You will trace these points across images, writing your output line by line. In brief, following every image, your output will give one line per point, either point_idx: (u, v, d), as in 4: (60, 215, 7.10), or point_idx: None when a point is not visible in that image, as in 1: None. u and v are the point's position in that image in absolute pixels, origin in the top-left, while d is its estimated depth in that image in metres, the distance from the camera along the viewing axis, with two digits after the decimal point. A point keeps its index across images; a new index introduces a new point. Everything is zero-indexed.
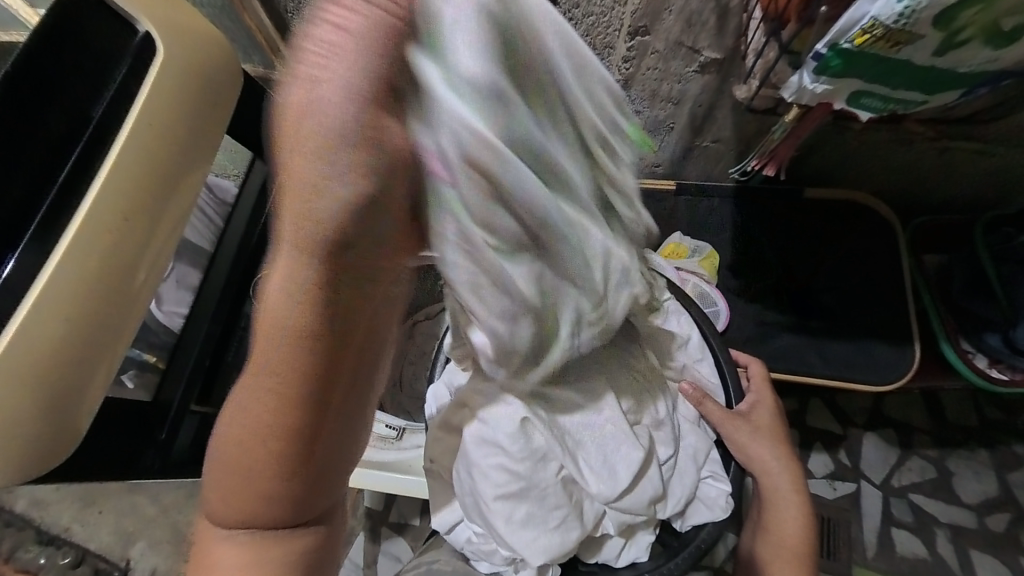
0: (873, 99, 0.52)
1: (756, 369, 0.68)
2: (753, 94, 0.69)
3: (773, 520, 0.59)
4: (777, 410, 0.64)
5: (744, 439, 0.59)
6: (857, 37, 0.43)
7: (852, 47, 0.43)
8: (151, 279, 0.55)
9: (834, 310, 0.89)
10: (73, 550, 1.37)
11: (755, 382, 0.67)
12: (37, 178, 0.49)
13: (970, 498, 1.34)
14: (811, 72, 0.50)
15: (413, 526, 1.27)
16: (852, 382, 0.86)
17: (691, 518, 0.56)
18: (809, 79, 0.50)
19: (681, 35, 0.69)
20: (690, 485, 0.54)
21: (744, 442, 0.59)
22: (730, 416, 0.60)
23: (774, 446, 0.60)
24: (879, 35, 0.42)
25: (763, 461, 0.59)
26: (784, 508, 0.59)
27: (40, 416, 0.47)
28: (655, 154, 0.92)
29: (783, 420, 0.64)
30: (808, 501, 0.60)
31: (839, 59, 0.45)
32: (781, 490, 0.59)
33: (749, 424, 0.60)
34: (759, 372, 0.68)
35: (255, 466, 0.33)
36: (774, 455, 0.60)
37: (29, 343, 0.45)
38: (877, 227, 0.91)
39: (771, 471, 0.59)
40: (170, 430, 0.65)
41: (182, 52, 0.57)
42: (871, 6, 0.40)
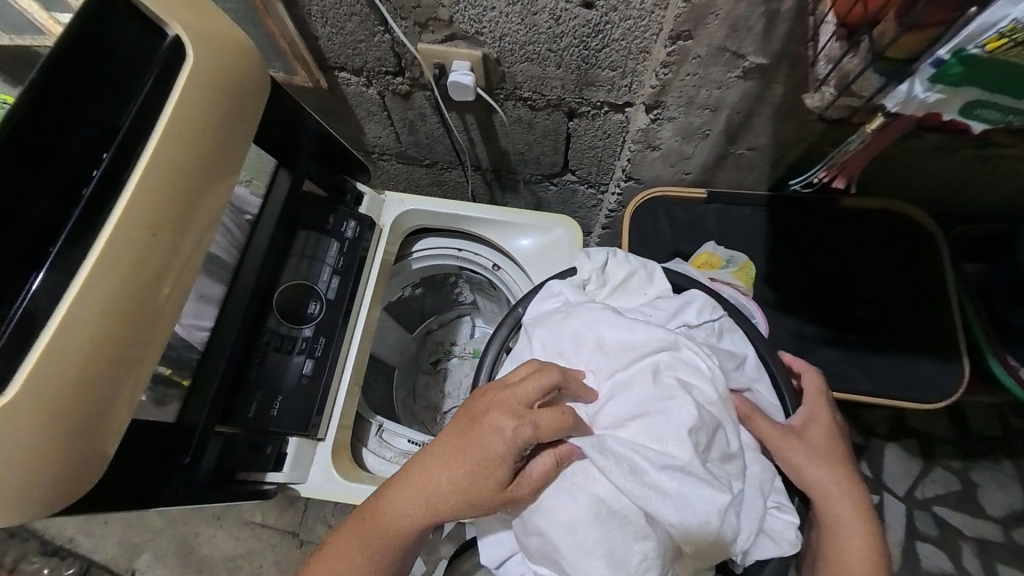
0: (989, 111, 0.45)
1: (811, 381, 0.63)
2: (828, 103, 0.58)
3: (832, 548, 0.54)
4: (834, 425, 0.60)
5: (800, 461, 0.55)
6: (990, 42, 0.38)
7: (982, 53, 0.39)
8: (175, 296, 0.52)
9: (871, 325, 0.86)
10: (78, 562, 1.35)
11: (810, 395, 0.62)
12: (58, 194, 0.47)
13: (996, 511, 1.30)
14: (923, 80, 0.44)
15: (426, 539, 1.23)
16: (895, 400, 0.84)
17: (754, 553, 0.53)
18: (919, 88, 0.45)
19: (725, 41, 0.65)
20: (756, 517, 0.52)
21: (800, 464, 0.55)
22: (782, 434, 0.56)
23: (832, 466, 0.56)
24: (1021, 40, 0.37)
25: (819, 482, 0.55)
26: (846, 536, 0.54)
27: (61, 446, 0.44)
28: (687, 162, 0.90)
29: (841, 437, 0.60)
30: (877, 528, 0.55)
31: (961, 66, 0.40)
32: (843, 515, 0.54)
33: (804, 445, 0.56)
34: (814, 384, 0.62)
35: None
36: (832, 476, 0.56)
37: (51, 370, 0.43)
38: (917, 240, 0.89)
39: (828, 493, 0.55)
40: (194, 455, 0.61)
41: (212, 59, 0.56)
42: (1016, 7, 0.35)
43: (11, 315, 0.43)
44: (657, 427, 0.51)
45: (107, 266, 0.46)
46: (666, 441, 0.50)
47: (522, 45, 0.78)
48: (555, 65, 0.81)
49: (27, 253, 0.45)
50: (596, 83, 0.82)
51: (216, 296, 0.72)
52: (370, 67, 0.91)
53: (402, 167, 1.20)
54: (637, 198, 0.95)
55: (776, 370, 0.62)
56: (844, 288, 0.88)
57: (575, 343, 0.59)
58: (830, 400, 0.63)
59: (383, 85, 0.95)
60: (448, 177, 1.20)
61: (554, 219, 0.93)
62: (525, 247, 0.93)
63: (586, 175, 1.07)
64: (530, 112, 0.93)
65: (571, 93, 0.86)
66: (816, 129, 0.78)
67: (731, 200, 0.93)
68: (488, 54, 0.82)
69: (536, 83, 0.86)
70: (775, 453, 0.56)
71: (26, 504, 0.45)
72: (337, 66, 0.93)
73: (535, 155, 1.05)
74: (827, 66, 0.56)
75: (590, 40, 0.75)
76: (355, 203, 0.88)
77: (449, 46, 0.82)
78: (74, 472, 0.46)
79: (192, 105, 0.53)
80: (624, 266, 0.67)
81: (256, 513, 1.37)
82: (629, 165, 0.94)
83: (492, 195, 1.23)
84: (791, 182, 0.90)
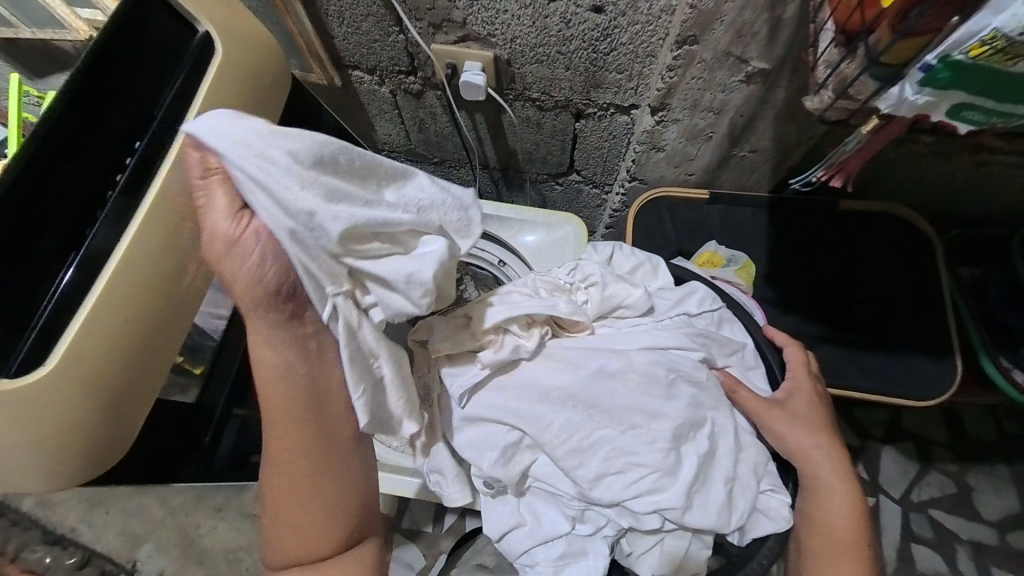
0: (974, 112, 0.47)
1: (793, 354, 0.64)
2: (827, 106, 0.60)
3: (817, 514, 0.54)
4: (817, 394, 0.62)
5: (782, 429, 0.58)
6: (973, 49, 0.40)
7: (966, 58, 0.41)
8: (199, 281, 0.54)
9: (869, 324, 0.89)
10: (81, 551, 1.36)
11: (794, 369, 0.63)
12: (95, 184, 0.50)
13: (990, 514, 1.32)
14: (913, 83, 0.47)
15: (426, 533, 1.24)
16: (891, 397, 0.86)
17: (753, 532, 0.55)
18: (910, 91, 0.47)
19: (730, 46, 0.68)
20: (750, 501, 0.54)
21: (782, 432, 0.57)
22: (765, 406, 0.59)
23: (815, 433, 0.58)
24: (1000, 47, 0.39)
25: (801, 447, 0.57)
26: (832, 505, 0.54)
27: (90, 420, 0.46)
28: (691, 163, 0.92)
29: (825, 406, 0.61)
30: (863, 496, 0.56)
31: (948, 71, 0.43)
32: (825, 479, 0.55)
33: (787, 415, 0.58)
34: (797, 357, 0.64)
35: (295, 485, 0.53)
36: (815, 442, 0.57)
37: (88, 347, 0.45)
38: (914, 242, 0.91)
39: (810, 458, 0.56)
40: (213, 435, 0.65)
41: (238, 55, 0.58)
42: (995, 18, 0.38)
43: (50, 293, 0.46)
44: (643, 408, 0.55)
45: (138, 249, 0.48)
46: (654, 408, 0.55)
47: (532, 47, 0.81)
48: (564, 67, 0.83)
49: (70, 234, 0.48)
50: (604, 85, 0.85)
51: None
52: (384, 66, 0.94)
53: (410, 165, 1.22)
54: (641, 198, 0.97)
55: (762, 348, 0.66)
56: (843, 289, 0.90)
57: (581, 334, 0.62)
58: (815, 375, 0.64)
59: (396, 84, 0.97)
60: (456, 175, 1.22)
61: (561, 217, 0.96)
62: (530, 243, 0.96)
63: (591, 175, 1.09)
64: (538, 112, 0.96)
65: (579, 94, 0.88)
66: (815, 133, 0.81)
67: (734, 201, 0.95)
68: (499, 55, 0.85)
69: (545, 84, 0.88)
70: (759, 423, 0.59)
71: (63, 473, 0.47)
72: (350, 65, 0.95)
73: (542, 154, 1.07)
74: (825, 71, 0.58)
75: (599, 44, 0.77)
76: None
77: (462, 46, 0.84)
78: (102, 446, 0.48)
79: (221, 99, 0.56)
80: (628, 256, 0.70)
81: (258, 505, 1.39)
82: (634, 165, 0.96)
83: (499, 194, 1.25)
84: (790, 183, 0.92)
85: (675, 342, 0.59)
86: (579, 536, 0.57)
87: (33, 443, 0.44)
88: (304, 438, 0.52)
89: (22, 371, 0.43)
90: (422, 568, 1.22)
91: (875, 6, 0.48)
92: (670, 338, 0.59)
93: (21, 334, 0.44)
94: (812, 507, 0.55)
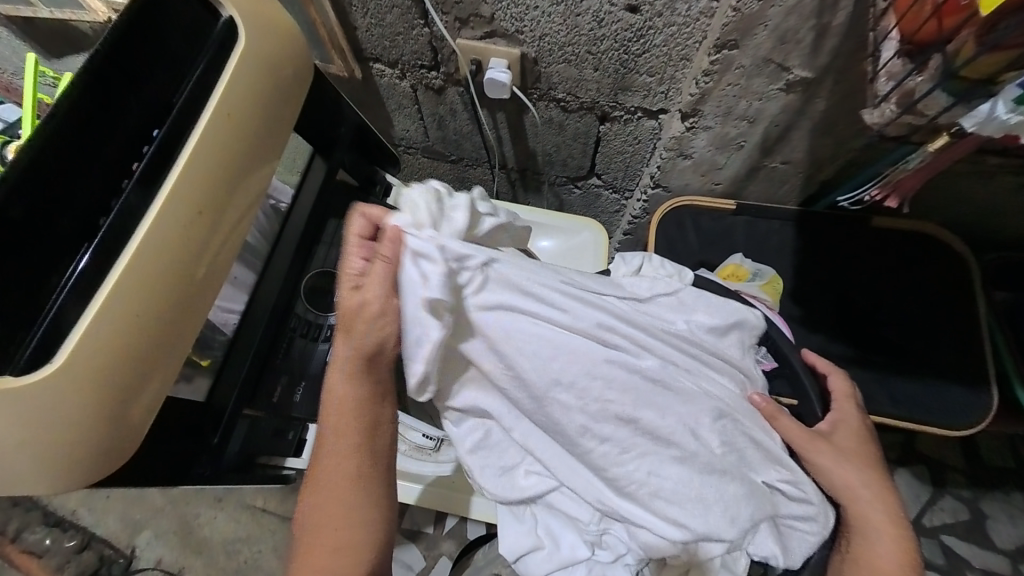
0: None
1: (839, 385, 0.65)
2: (887, 120, 0.57)
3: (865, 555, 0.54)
4: (864, 429, 0.61)
5: (829, 465, 0.57)
6: None
7: None
8: (213, 276, 0.52)
9: (897, 346, 0.86)
10: (80, 535, 1.35)
11: (839, 399, 0.63)
12: (112, 172, 0.48)
13: (1006, 544, 1.28)
14: (1007, 100, 0.45)
15: (427, 534, 1.22)
16: (921, 424, 0.83)
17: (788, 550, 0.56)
18: (1002, 108, 0.45)
19: (771, 52, 0.65)
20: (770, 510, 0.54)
21: (827, 468, 0.57)
22: (811, 437, 0.58)
23: (862, 470, 0.57)
24: None
25: (848, 487, 0.56)
26: (880, 547, 0.54)
27: (96, 420, 0.44)
28: (718, 172, 0.89)
29: (871, 442, 0.61)
30: (910, 538, 0.55)
31: None
32: (872, 520, 0.55)
33: (834, 449, 0.58)
34: (842, 388, 0.64)
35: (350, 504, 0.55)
36: (862, 480, 0.56)
37: (101, 341, 0.43)
38: (950, 262, 0.88)
39: (857, 496, 0.56)
40: (222, 436, 0.62)
41: (262, 42, 0.56)
42: None
43: (62, 284, 0.45)
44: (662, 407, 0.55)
45: (156, 240, 0.47)
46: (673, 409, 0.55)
47: (561, 45, 0.78)
48: (592, 67, 0.80)
49: (81, 225, 0.46)
50: (633, 88, 0.82)
51: (248, 283, 0.70)
52: (406, 60, 0.91)
53: (426, 161, 1.20)
54: (663, 206, 0.94)
55: (804, 376, 0.65)
56: (871, 308, 0.87)
57: None
58: (858, 404, 0.64)
59: (417, 79, 0.95)
60: (473, 174, 1.20)
61: (581, 223, 0.93)
62: (547, 248, 0.93)
63: (612, 180, 1.06)
64: (562, 114, 0.93)
65: (605, 96, 0.85)
66: (852, 145, 0.78)
67: (760, 213, 0.92)
68: (526, 53, 0.82)
69: (571, 85, 0.85)
70: (803, 457, 0.58)
71: (70, 472, 0.46)
72: (372, 57, 0.93)
73: (562, 157, 1.04)
74: (889, 83, 0.55)
75: (631, 45, 0.74)
76: (384, 193, 0.89)
77: (488, 43, 0.82)
78: (109, 446, 0.46)
79: (242, 88, 0.54)
80: (664, 269, 0.68)
81: (258, 497, 1.37)
82: (659, 172, 0.93)
83: (515, 195, 1.23)
84: (836, 197, 0.87)
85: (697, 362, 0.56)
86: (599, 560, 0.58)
87: (36, 443, 0.42)
88: (359, 451, 0.55)
89: (29, 368, 0.42)
90: (421, 570, 1.20)
91: (956, 15, 0.45)
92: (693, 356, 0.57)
93: (31, 324, 0.43)
94: (854, 544, 0.55)
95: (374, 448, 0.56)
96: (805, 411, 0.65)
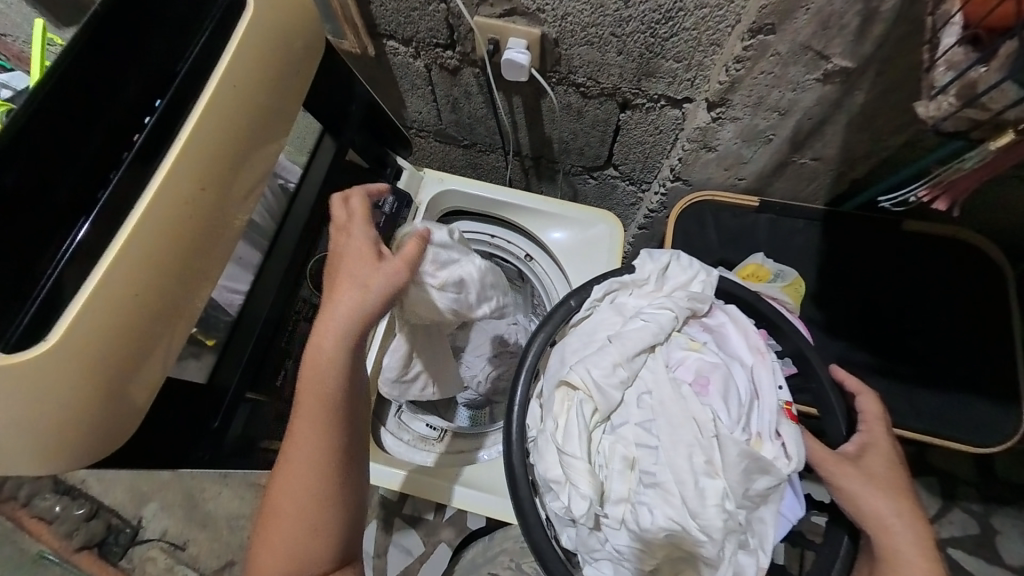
0: None
1: (872, 408, 0.61)
2: (945, 114, 0.51)
3: None
4: (895, 455, 0.58)
5: (855, 490, 0.55)
6: None
7: None
8: (217, 256, 0.52)
9: (923, 357, 0.82)
10: (89, 503, 1.37)
11: (870, 423, 0.60)
12: (110, 144, 0.46)
13: (1015, 560, 1.25)
14: None
15: (427, 521, 1.23)
16: (943, 438, 0.80)
17: (769, 539, 0.56)
18: None
19: (811, 39, 0.60)
20: (771, 507, 0.56)
21: (856, 493, 0.54)
22: (836, 461, 0.57)
23: (893, 498, 0.54)
24: None
25: (877, 516, 0.53)
26: None
27: (94, 398, 0.43)
28: (743, 167, 0.85)
29: (901, 470, 0.58)
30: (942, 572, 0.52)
31: None
32: (904, 555, 0.51)
33: (861, 474, 0.55)
34: (875, 411, 0.61)
35: (327, 490, 0.56)
36: (894, 509, 0.53)
37: (96, 318, 0.42)
38: (984, 270, 0.83)
39: (889, 528, 0.53)
40: (222, 420, 0.61)
41: (272, 16, 0.55)
42: None
43: (56, 258, 0.43)
44: (671, 401, 0.57)
45: (154, 219, 0.45)
46: (681, 403, 0.57)
47: (584, 26, 0.74)
48: (615, 51, 0.76)
49: (78, 196, 0.44)
50: (657, 74, 0.78)
51: (252, 262, 0.68)
52: (421, 37, 0.88)
53: (438, 145, 1.17)
54: (683, 201, 0.90)
55: (834, 394, 0.61)
56: (897, 316, 0.83)
57: (604, 328, 0.63)
58: (889, 427, 0.61)
59: (432, 58, 0.91)
60: (485, 160, 1.17)
61: (595, 215, 0.90)
62: (558, 240, 0.91)
63: (629, 171, 1.03)
64: (581, 99, 0.89)
65: (628, 83, 0.81)
66: (888, 143, 0.73)
67: (785, 211, 0.88)
68: (547, 33, 0.78)
69: (592, 69, 0.81)
70: (826, 478, 0.56)
71: (66, 452, 0.45)
72: (386, 33, 0.89)
73: (579, 145, 1.00)
74: (945, 74, 0.50)
75: (658, 27, 0.70)
76: (394, 176, 0.87)
77: (508, 21, 0.78)
78: (108, 425, 0.46)
79: (248, 59, 0.52)
80: (705, 276, 0.66)
81: (262, 476, 1.38)
82: (680, 164, 0.89)
83: (528, 183, 1.20)
84: (879, 199, 0.82)
85: (708, 365, 0.60)
86: (589, 555, 0.58)
87: (30, 422, 0.41)
88: (330, 447, 0.55)
89: (20, 345, 0.40)
90: (420, 556, 1.20)
91: None
92: (699, 359, 0.61)
93: (25, 302, 0.41)
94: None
95: (330, 459, 0.56)
96: (831, 430, 0.62)
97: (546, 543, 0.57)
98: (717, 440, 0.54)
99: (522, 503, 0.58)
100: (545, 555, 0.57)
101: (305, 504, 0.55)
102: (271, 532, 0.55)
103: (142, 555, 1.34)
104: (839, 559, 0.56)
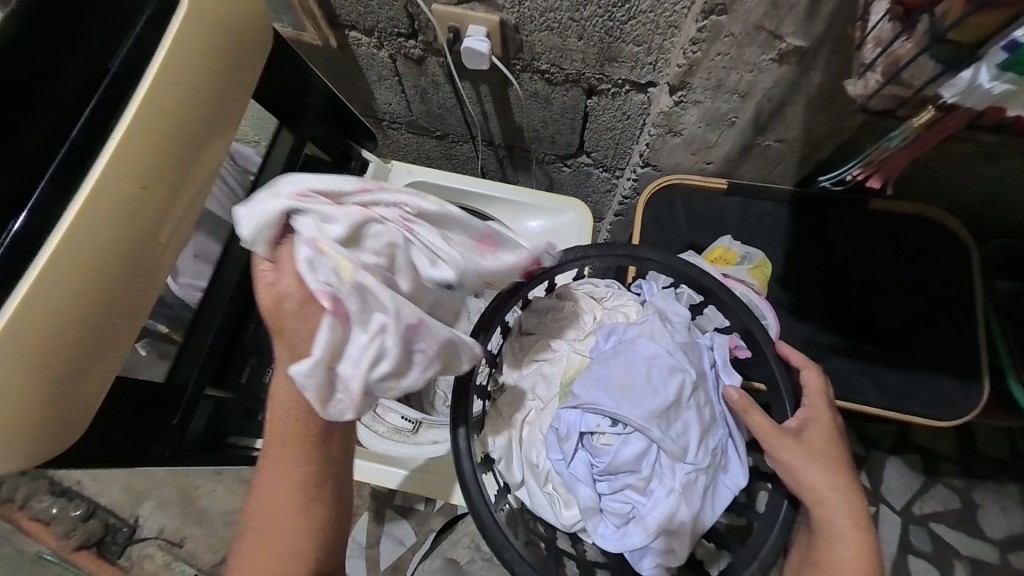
0: None
1: (814, 383, 0.63)
2: (872, 92, 0.54)
3: (826, 555, 0.54)
4: (834, 427, 0.60)
5: (792, 462, 0.56)
6: None
7: None
8: (171, 246, 0.53)
9: (888, 335, 0.83)
10: (85, 504, 1.38)
11: (812, 397, 0.62)
12: (47, 140, 0.46)
13: (994, 533, 1.27)
14: (989, 67, 0.42)
15: (418, 511, 1.24)
16: (904, 414, 0.81)
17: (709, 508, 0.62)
18: (984, 76, 0.43)
19: (763, 18, 0.59)
20: (709, 477, 0.62)
21: (794, 466, 0.56)
22: (777, 436, 0.58)
23: (831, 471, 0.56)
24: None
25: (815, 487, 0.55)
26: (842, 547, 0.53)
27: (38, 397, 0.44)
28: (710, 150, 0.84)
29: (841, 441, 0.59)
30: (874, 540, 0.54)
31: None
32: (837, 525, 0.54)
33: (801, 446, 0.57)
34: (816, 386, 0.63)
35: (294, 518, 0.58)
36: (830, 483, 0.55)
37: (37, 317, 0.42)
38: (949, 248, 0.84)
39: (825, 500, 0.55)
40: (182, 416, 0.61)
41: (214, 10, 0.54)
42: None
43: None
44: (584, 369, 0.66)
45: (95, 211, 0.45)
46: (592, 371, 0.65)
47: (543, 11, 0.73)
48: (576, 36, 0.75)
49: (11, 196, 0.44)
50: (619, 59, 0.77)
51: (212, 256, 0.69)
52: (382, 27, 0.87)
53: (412, 138, 1.16)
54: (653, 185, 0.90)
55: (781, 370, 0.62)
56: (863, 294, 0.84)
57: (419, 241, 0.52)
58: (831, 400, 0.63)
59: (395, 48, 0.90)
60: (459, 151, 1.16)
61: (565, 202, 0.89)
62: (533, 229, 0.90)
63: (602, 158, 1.02)
64: (547, 86, 0.88)
65: (591, 68, 0.81)
66: (848, 123, 0.73)
67: (753, 194, 0.88)
68: (506, 19, 0.77)
69: (555, 55, 0.80)
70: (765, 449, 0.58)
71: (14, 455, 0.45)
72: (347, 24, 0.88)
73: (550, 134, 1.00)
74: (874, 50, 0.51)
75: (616, 10, 0.69)
76: (360, 170, 0.86)
77: (466, 8, 0.76)
78: (54, 424, 0.46)
79: (191, 54, 0.52)
80: (656, 255, 0.66)
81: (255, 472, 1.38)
82: (648, 150, 0.88)
83: (504, 172, 1.19)
84: (822, 178, 0.84)
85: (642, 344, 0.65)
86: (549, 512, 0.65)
87: None
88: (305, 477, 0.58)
89: None
90: (412, 545, 1.22)
91: None
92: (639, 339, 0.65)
93: None
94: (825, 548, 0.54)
95: (285, 482, 0.58)
96: (776, 404, 0.63)
97: (492, 522, 0.60)
98: (652, 416, 0.60)
99: (465, 475, 0.61)
100: (488, 527, 0.60)
101: (281, 511, 0.57)
102: (248, 565, 0.58)
103: (139, 553, 1.36)
104: (777, 527, 0.58)
